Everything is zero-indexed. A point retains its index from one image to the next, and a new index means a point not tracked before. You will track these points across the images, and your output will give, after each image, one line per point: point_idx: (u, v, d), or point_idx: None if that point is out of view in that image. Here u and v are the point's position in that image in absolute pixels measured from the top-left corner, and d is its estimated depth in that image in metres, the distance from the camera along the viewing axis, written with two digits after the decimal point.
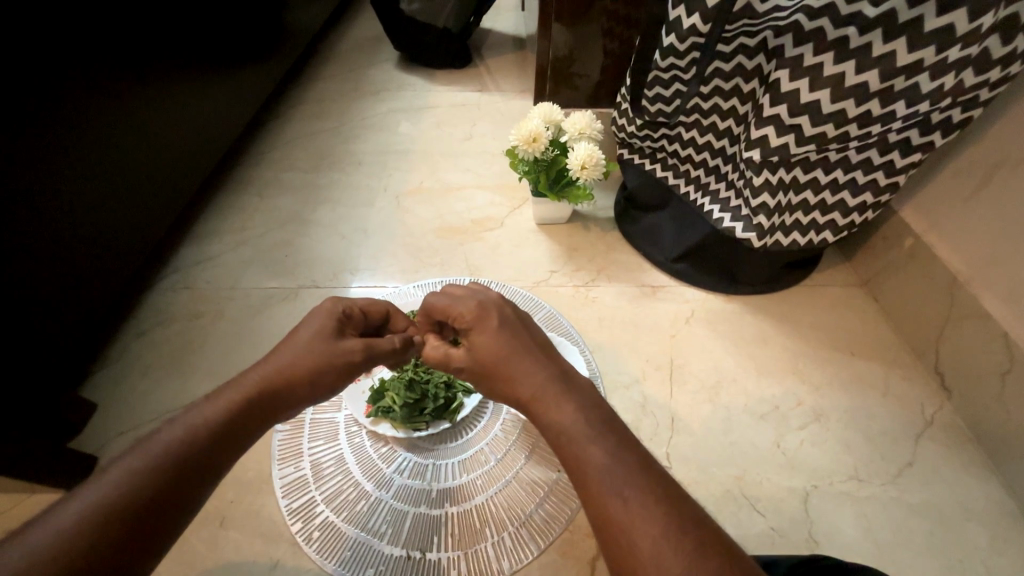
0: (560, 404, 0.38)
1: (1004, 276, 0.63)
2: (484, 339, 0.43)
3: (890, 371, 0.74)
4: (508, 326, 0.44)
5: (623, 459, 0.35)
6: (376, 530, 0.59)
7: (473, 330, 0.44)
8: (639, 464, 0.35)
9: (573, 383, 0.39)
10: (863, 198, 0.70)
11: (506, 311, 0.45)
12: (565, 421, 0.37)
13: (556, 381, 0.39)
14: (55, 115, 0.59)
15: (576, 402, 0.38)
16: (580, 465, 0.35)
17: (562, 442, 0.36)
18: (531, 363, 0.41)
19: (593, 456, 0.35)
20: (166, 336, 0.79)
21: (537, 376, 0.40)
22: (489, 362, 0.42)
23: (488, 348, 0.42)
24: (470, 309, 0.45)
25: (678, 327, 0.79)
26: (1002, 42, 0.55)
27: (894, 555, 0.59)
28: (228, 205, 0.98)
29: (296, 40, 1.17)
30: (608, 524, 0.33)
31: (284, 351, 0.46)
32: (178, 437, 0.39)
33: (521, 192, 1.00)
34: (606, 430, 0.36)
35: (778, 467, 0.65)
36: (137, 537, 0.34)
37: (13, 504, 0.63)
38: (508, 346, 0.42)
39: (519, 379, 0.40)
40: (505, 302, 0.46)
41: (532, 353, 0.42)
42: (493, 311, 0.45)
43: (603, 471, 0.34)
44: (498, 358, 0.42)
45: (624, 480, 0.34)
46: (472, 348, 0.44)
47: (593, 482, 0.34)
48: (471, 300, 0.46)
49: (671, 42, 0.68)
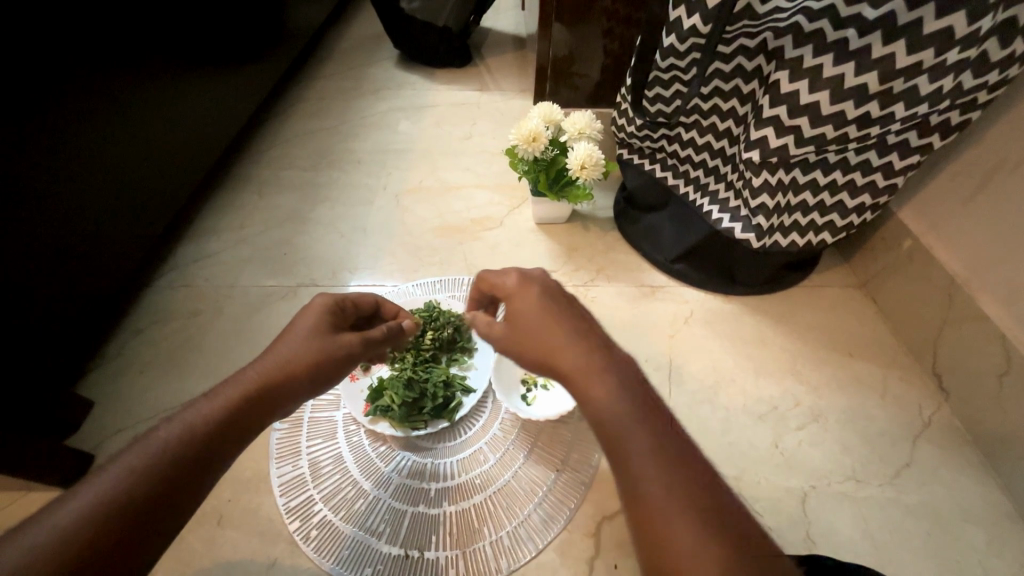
0: (600, 378, 0.37)
1: (1002, 277, 0.64)
2: (526, 310, 0.43)
3: (888, 372, 0.74)
4: (549, 299, 0.44)
5: (659, 440, 0.35)
6: (374, 529, 0.59)
7: (513, 301, 0.45)
8: (674, 447, 0.35)
9: (617, 360, 0.39)
10: (862, 199, 0.70)
11: (548, 283, 0.45)
12: (604, 396, 0.36)
13: (599, 355, 0.39)
14: (53, 113, 0.59)
15: (616, 380, 0.37)
16: (616, 441, 0.35)
17: (598, 419, 0.36)
18: (570, 335, 0.40)
19: (631, 434, 0.35)
20: (165, 334, 0.79)
21: (577, 349, 0.39)
22: (528, 330, 0.42)
23: (528, 318, 0.42)
24: (512, 280, 0.46)
25: (677, 327, 0.79)
26: (1001, 45, 0.55)
27: (891, 555, 0.59)
28: (227, 204, 0.98)
29: (296, 38, 1.17)
30: (640, 503, 0.33)
31: (281, 348, 0.47)
32: (176, 435, 0.38)
33: (521, 191, 1.00)
34: (645, 411, 0.36)
35: (776, 467, 0.65)
36: (136, 535, 0.34)
37: (9, 502, 0.63)
38: (551, 318, 0.42)
39: (558, 349, 0.40)
40: (549, 277, 0.46)
41: (573, 326, 0.41)
42: (535, 284, 0.45)
43: (638, 451, 0.34)
44: (537, 322, 0.42)
45: (660, 462, 0.34)
46: (512, 317, 0.44)
47: (628, 461, 0.34)
48: (513, 273, 0.46)
49: (671, 42, 0.68)
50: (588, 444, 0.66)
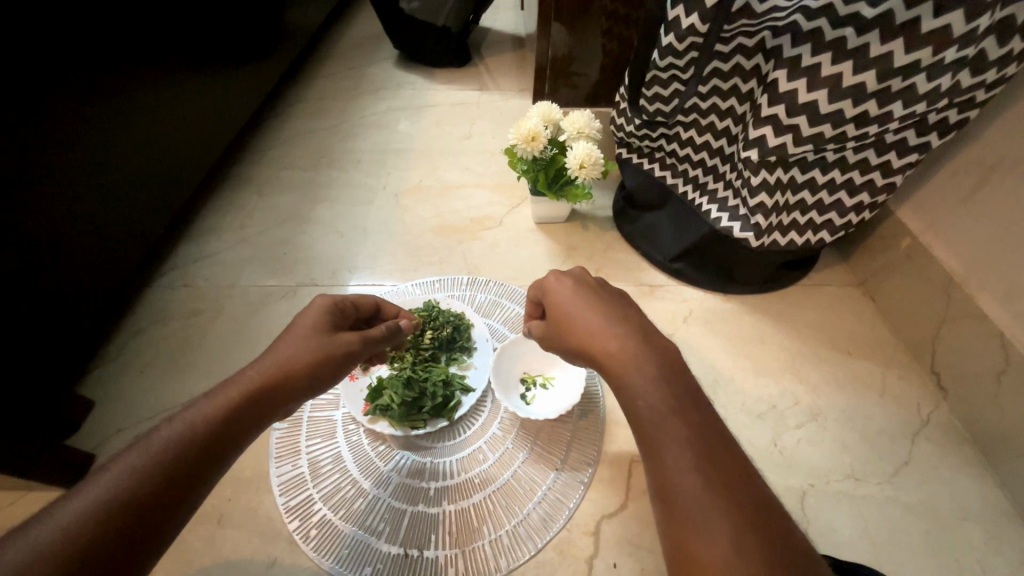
0: (633, 363, 0.39)
1: (1000, 276, 0.64)
2: (564, 303, 0.46)
3: (887, 371, 0.74)
4: (587, 292, 0.47)
5: (688, 421, 0.36)
6: (373, 528, 0.59)
7: (552, 295, 0.48)
8: (701, 428, 0.36)
9: (654, 346, 0.41)
10: (860, 198, 0.70)
11: (588, 279, 0.48)
12: (637, 377, 0.39)
13: (635, 342, 0.41)
14: (53, 114, 0.59)
15: (649, 366, 0.39)
16: (644, 419, 0.37)
17: (628, 400, 0.38)
18: (606, 324, 0.43)
19: (660, 414, 0.36)
20: (165, 333, 0.79)
21: (612, 336, 0.42)
22: (567, 320, 0.45)
23: (568, 311, 0.46)
24: (552, 277, 0.49)
25: (676, 326, 0.79)
26: (999, 44, 0.55)
27: (890, 554, 0.59)
28: (227, 204, 0.98)
29: (295, 38, 1.17)
30: (662, 476, 0.34)
31: (283, 347, 0.47)
32: (177, 434, 0.38)
33: (520, 190, 1.00)
34: (677, 394, 0.38)
35: (776, 466, 0.65)
36: (137, 535, 0.34)
37: (10, 502, 0.63)
38: (588, 310, 0.45)
39: (593, 337, 0.43)
40: (589, 274, 0.49)
41: (609, 317, 0.44)
42: (570, 277, 0.48)
43: (664, 428, 0.36)
44: (573, 312, 0.45)
45: (687, 440, 0.35)
46: (553, 311, 0.47)
47: (654, 438, 0.36)
48: (552, 271, 0.50)
49: (669, 42, 0.67)
50: (588, 443, 0.66)
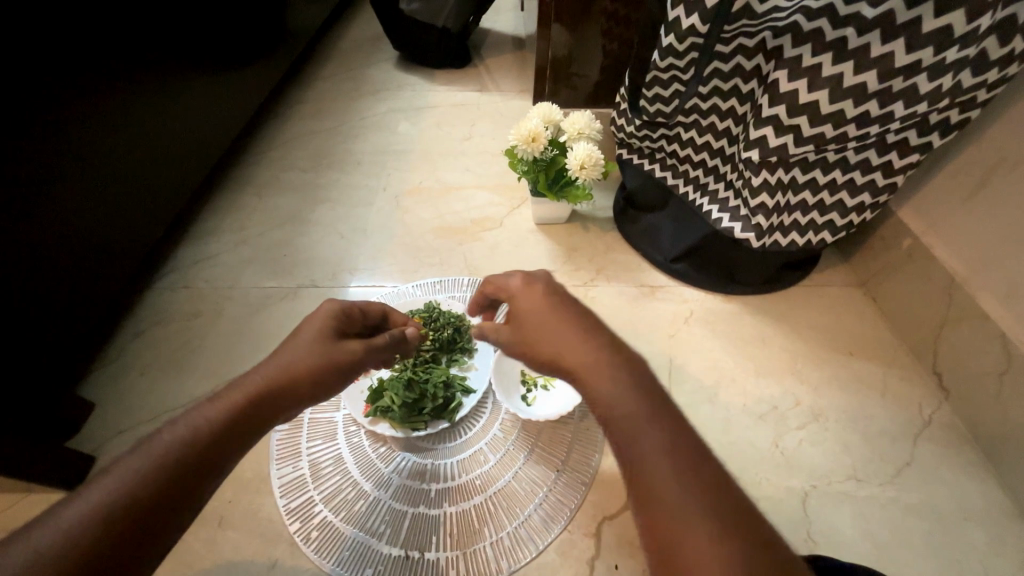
0: (603, 370, 0.39)
1: (1001, 275, 0.64)
2: (532, 308, 0.45)
3: (889, 371, 0.74)
4: (553, 297, 0.46)
5: (666, 431, 0.35)
6: (374, 530, 0.59)
7: (518, 300, 0.47)
8: (679, 436, 0.35)
9: (625, 352, 0.41)
10: (861, 198, 0.70)
11: (553, 284, 0.47)
12: (608, 387, 0.38)
13: (602, 349, 0.40)
14: (55, 115, 0.60)
15: (622, 371, 0.39)
16: (622, 429, 0.36)
17: (602, 408, 0.38)
18: (572, 331, 0.42)
19: (637, 424, 0.36)
20: (165, 335, 0.79)
21: (581, 342, 0.41)
22: (532, 326, 0.44)
23: (535, 317, 0.44)
24: (516, 281, 0.48)
25: (677, 327, 0.79)
26: (1000, 43, 0.55)
27: (892, 554, 0.59)
28: (227, 205, 0.98)
29: (295, 40, 1.17)
30: (642, 486, 0.34)
31: (288, 351, 0.47)
32: (179, 437, 0.38)
33: (520, 191, 1.00)
34: (652, 402, 0.37)
35: (777, 467, 0.65)
36: (138, 539, 0.34)
37: (11, 503, 0.63)
38: (556, 317, 0.43)
39: (560, 344, 0.42)
40: (553, 277, 0.48)
41: (579, 324, 0.43)
42: (539, 282, 0.47)
43: (643, 438, 0.35)
44: (539, 317, 0.44)
45: (667, 449, 0.34)
46: (517, 316, 0.46)
47: (633, 449, 0.35)
48: (516, 274, 0.48)
49: (670, 42, 0.67)
50: (588, 444, 0.66)
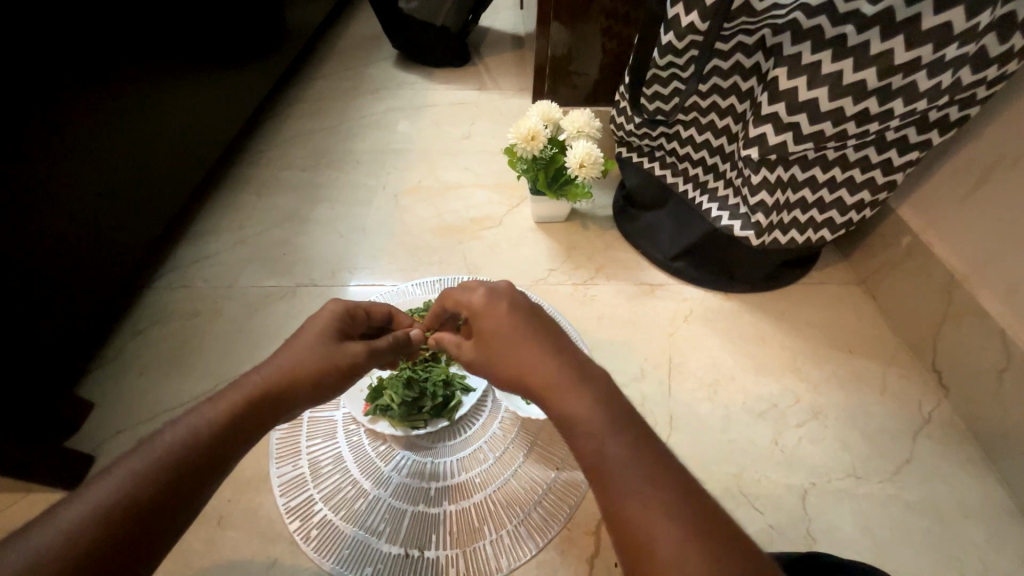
0: (571, 394, 0.37)
1: (1001, 273, 0.64)
2: (496, 326, 0.43)
3: (888, 369, 0.74)
4: (518, 312, 0.43)
5: (640, 457, 0.34)
6: (374, 529, 0.59)
7: (481, 318, 0.44)
8: (655, 460, 0.34)
9: (590, 370, 0.39)
10: (860, 196, 0.70)
11: (516, 297, 0.45)
12: (577, 413, 0.36)
13: (567, 368, 0.39)
14: (54, 114, 0.60)
15: (590, 391, 0.37)
16: (595, 460, 0.35)
17: (572, 435, 0.36)
18: (536, 350, 0.40)
19: (609, 453, 0.34)
20: (164, 335, 0.79)
21: (545, 363, 0.39)
22: (496, 347, 0.42)
23: (497, 336, 0.42)
24: (478, 297, 0.45)
25: (676, 325, 0.79)
26: (999, 41, 0.55)
27: (891, 552, 0.59)
28: (226, 204, 0.98)
29: (294, 39, 1.17)
30: (621, 520, 0.33)
31: (290, 351, 0.46)
32: (179, 438, 0.38)
33: (520, 190, 1.00)
34: (623, 425, 0.36)
35: (776, 465, 0.65)
36: (139, 538, 0.34)
37: (10, 502, 0.63)
38: (520, 334, 0.41)
39: (527, 367, 0.40)
40: (516, 290, 0.45)
41: (544, 341, 0.41)
42: (502, 297, 0.44)
43: (619, 468, 0.34)
44: (502, 337, 0.42)
45: (646, 476, 0.33)
46: (481, 335, 0.44)
47: (609, 481, 0.34)
48: (478, 289, 0.46)
49: (669, 40, 0.67)
50: None
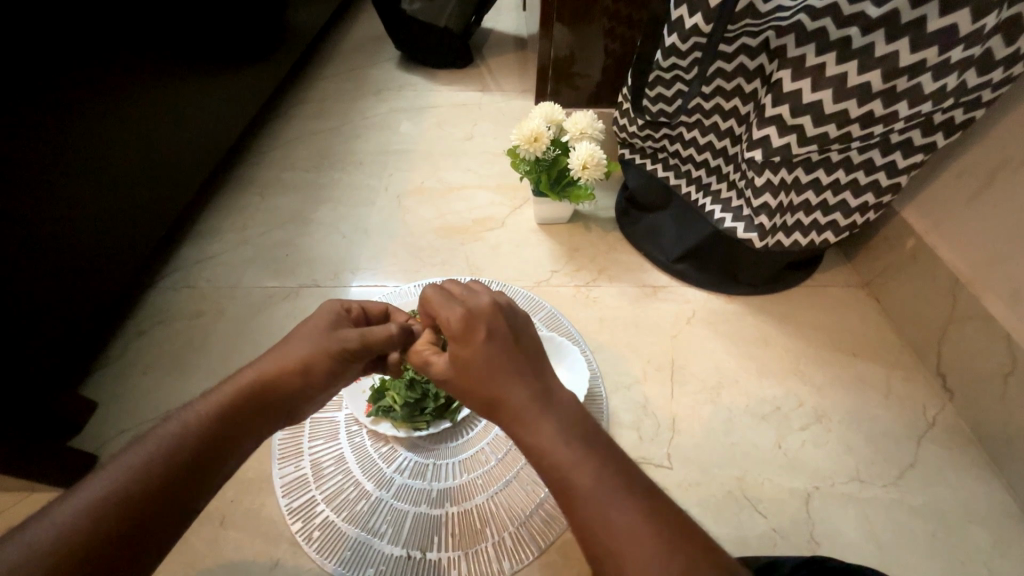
0: (541, 422, 0.37)
1: (1005, 277, 0.63)
2: (471, 352, 0.40)
3: (891, 372, 0.74)
4: (494, 335, 0.41)
5: (608, 480, 0.34)
6: (376, 530, 0.59)
7: (456, 341, 0.42)
8: (626, 484, 0.34)
9: (557, 399, 0.38)
10: (866, 198, 0.70)
11: (494, 319, 0.42)
12: (547, 442, 0.36)
13: (536, 396, 0.38)
14: (58, 114, 0.60)
15: (557, 419, 0.37)
16: (564, 487, 0.35)
17: (544, 465, 0.36)
18: (509, 377, 0.39)
19: (576, 480, 0.34)
20: (166, 335, 0.79)
21: (519, 393, 0.38)
22: (469, 372, 0.40)
23: (472, 364, 0.40)
24: (456, 319, 0.42)
25: (679, 327, 0.79)
26: (1006, 43, 0.55)
27: (895, 557, 0.59)
28: (229, 204, 0.98)
29: (297, 39, 1.17)
30: (597, 548, 0.33)
31: (283, 345, 0.46)
32: (174, 433, 0.39)
33: (522, 191, 1.00)
34: (591, 450, 0.36)
35: (780, 468, 0.65)
36: (136, 536, 0.34)
37: (12, 502, 0.63)
38: (496, 359, 0.40)
39: (502, 394, 0.39)
40: (497, 310, 0.43)
41: (518, 365, 0.40)
42: (481, 319, 0.42)
43: (589, 495, 0.34)
44: (476, 363, 0.40)
45: (615, 499, 0.33)
46: (455, 360, 0.42)
47: (580, 510, 0.34)
48: (457, 307, 0.43)
49: (673, 41, 0.68)
50: None
